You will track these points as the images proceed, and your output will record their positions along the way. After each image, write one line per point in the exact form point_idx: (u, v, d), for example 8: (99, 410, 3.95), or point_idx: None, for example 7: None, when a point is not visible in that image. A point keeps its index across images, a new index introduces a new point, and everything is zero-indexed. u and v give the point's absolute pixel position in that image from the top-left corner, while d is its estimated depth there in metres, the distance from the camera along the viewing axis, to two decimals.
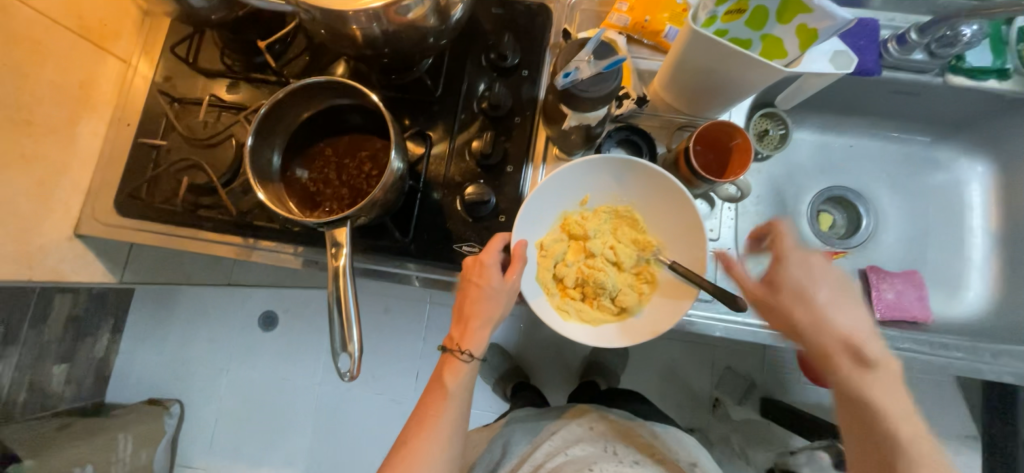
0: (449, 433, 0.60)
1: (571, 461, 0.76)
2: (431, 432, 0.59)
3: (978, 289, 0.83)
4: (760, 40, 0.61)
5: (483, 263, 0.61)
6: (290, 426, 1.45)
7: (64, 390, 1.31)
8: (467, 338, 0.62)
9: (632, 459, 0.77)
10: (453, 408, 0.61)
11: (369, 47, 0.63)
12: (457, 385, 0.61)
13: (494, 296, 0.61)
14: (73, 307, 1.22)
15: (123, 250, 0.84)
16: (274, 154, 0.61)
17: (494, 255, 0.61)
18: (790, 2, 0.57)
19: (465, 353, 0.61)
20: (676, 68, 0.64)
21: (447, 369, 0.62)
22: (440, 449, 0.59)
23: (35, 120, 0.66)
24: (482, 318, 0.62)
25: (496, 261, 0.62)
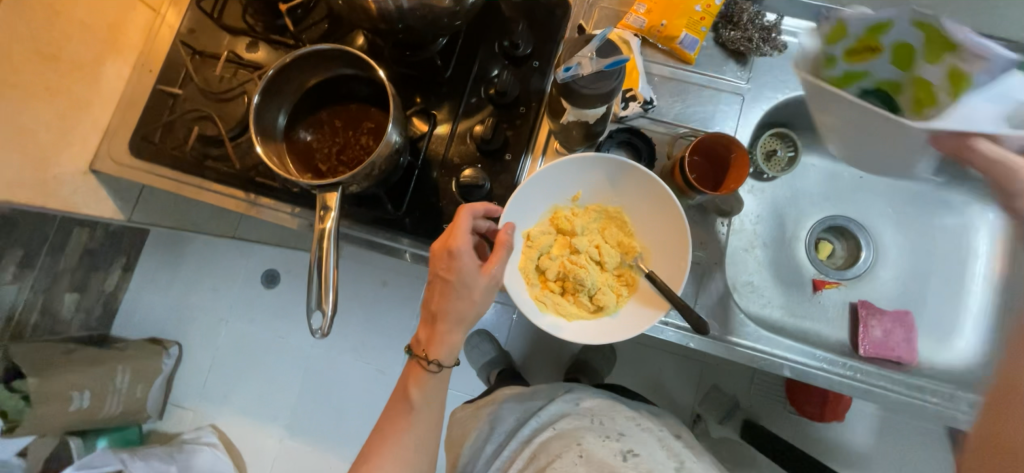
0: (416, 435, 0.62)
1: (557, 437, 0.77)
2: (397, 438, 0.61)
3: (972, 339, 0.81)
4: (908, 80, 0.60)
5: (454, 253, 0.59)
6: (280, 382, 1.50)
7: (72, 318, 1.37)
8: (433, 346, 0.61)
9: (617, 432, 0.78)
10: (417, 411, 0.63)
11: (384, 21, 0.64)
12: (422, 388, 0.62)
13: (465, 290, 0.59)
14: (89, 241, 1.28)
15: (135, 190, 0.87)
16: (281, 115, 0.64)
17: (463, 246, 0.59)
18: (933, 40, 0.57)
19: (432, 362, 0.61)
20: (812, 107, 0.68)
21: (416, 377, 0.63)
22: (407, 448, 0.61)
23: (62, 56, 0.69)
24: (453, 314, 0.60)
25: (466, 250, 0.59)
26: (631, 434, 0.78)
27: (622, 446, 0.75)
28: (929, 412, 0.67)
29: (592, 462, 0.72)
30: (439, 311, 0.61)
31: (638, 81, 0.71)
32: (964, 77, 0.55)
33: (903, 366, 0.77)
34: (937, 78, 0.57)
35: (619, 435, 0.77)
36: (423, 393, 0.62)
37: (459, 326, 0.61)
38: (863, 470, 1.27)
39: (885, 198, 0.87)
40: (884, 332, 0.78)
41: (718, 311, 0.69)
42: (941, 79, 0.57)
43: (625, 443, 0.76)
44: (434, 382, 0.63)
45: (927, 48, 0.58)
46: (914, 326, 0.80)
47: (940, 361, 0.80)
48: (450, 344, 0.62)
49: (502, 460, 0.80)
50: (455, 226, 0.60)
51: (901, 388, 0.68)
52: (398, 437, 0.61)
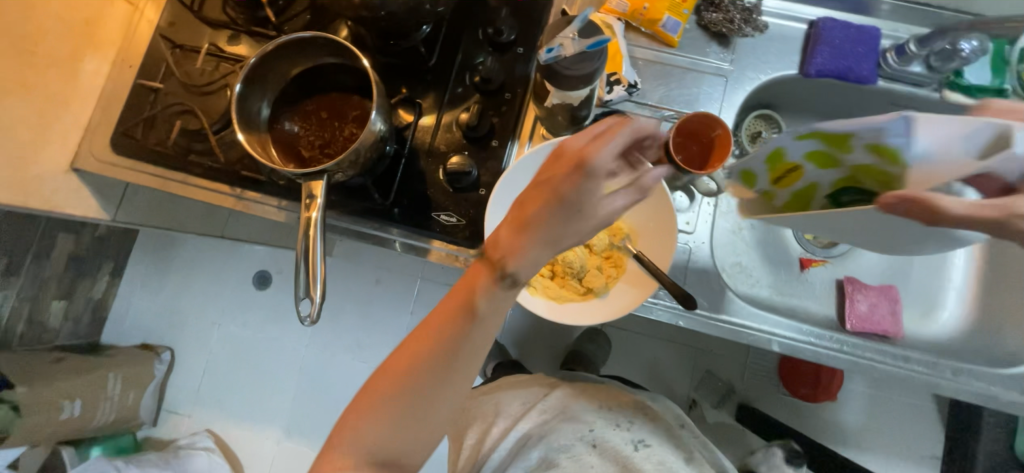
0: (448, 372, 0.47)
1: (570, 421, 0.78)
2: (426, 365, 0.47)
3: (953, 311, 0.82)
4: (847, 166, 0.56)
5: (588, 160, 0.38)
6: (275, 383, 1.49)
7: (61, 326, 1.35)
8: (508, 252, 0.42)
9: (628, 421, 0.80)
10: (457, 340, 0.46)
11: (365, 9, 0.64)
12: (470, 312, 0.45)
13: (578, 211, 0.40)
14: (76, 247, 1.26)
15: (118, 190, 0.86)
16: (264, 105, 0.63)
17: (602, 157, 0.38)
18: (823, 136, 0.55)
19: (504, 277, 0.43)
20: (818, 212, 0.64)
21: (476, 290, 0.44)
22: (433, 384, 0.47)
23: (38, 51, 0.68)
24: (546, 236, 0.41)
25: (605, 166, 0.38)
26: (640, 423, 0.80)
27: (634, 436, 0.78)
28: (916, 380, 0.69)
29: (606, 451, 0.75)
30: (535, 219, 0.41)
31: (622, 65, 0.71)
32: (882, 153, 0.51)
33: (889, 339, 0.78)
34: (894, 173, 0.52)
35: (630, 424, 0.79)
36: (471, 318, 0.45)
37: (550, 250, 0.41)
38: (856, 447, 1.29)
39: None
40: (870, 306, 0.79)
41: (707, 290, 0.70)
42: (893, 171, 0.52)
43: (637, 432, 0.78)
44: (497, 305, 0.45)
45: (814, 160, 0.58)
46: (899, 300, 0.81)
47: (925, 333, 0.82)
48: (530, 260, 0.42)
49: (510, 443, 0.79)
50: (608, 132, 0.39)
51: (888, 359, 0.69)
52: (424, 368, 0.47)
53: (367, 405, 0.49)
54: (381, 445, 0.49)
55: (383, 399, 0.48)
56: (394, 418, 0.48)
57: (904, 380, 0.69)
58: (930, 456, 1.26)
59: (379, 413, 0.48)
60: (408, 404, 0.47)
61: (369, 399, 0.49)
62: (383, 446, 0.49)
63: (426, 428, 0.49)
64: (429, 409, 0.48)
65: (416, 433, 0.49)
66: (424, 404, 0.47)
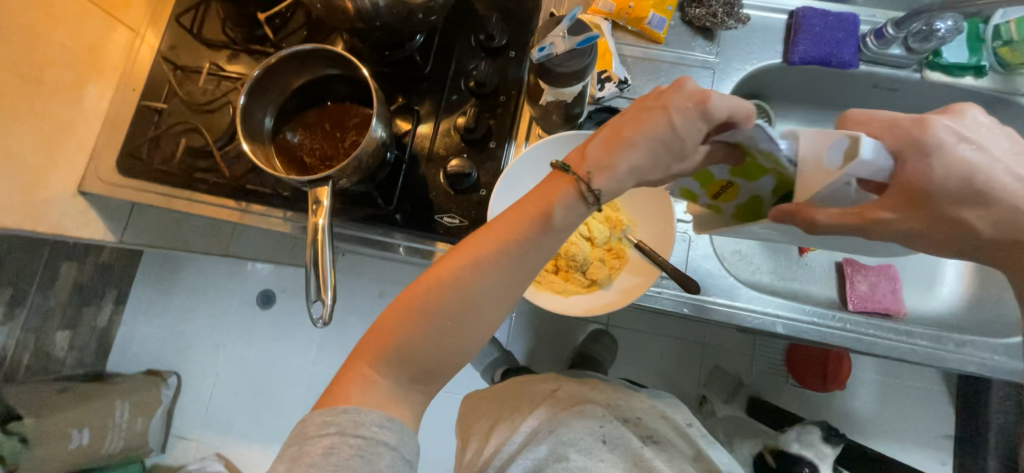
0: (506, 281, 0.49)
1: (580, 414, 0.78)
2: (484, 273, 0.48)
3: (952, 287, 0.83)
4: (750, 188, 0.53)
5: (706, 104, 0.45)
6: (284, 403, 1.49)
7: (67, 356, 1.35)
8: (600, 167, 0.47)
9: (636, 417, 0.81)
10: (523, 251, 0.48)
11: (361, 21, 0.66)
12: (544, 223, 0.48)
13: (670, 147, 0.46)
14: (79, 277, 1.26)
15: (125, 212, 0.88)
16: (267, 117, 0.65)
17: (723, 104, 0.44)
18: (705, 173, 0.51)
19: (591, 190, 0.47)
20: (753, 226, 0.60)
21: (556, 199, 0.48)
22: (489, 294, 0.48)
23: (45, 79, 0.70)
24: (634, 163, 0.47)
25: (721, 112, 0.45)
26: (647, 419, 0.82)
27: (643, 433, 0.79)
28: (920, 355, 0.69)
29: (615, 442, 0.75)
30: (631, 142, 0.47)
31: (611, 63, 0.73)
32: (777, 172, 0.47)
33: (892, 317, 0.79)
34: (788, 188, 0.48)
35: (638, 419, 0.81)
36: (543, 231, 0.48)
37: (635, 174, 0.47)
38: (869, 433, 1.29)
39: None
40: (869, 285, 0.80)
41: (710, 276, 0.71)
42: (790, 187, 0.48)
43: (645, 428, 0.80)
44: (573, 218, 0.49)
45: (741, 174, 0.50)
46: (897, 277, 0.82)
47: (926, 310, 0.83)
48: (617, 176, 0.47)
49: (520, 437, 0.78)
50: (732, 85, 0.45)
51: (893, 334, 0.70)
52: (484, 273, 0.48)
53: (411, 306, 0.49)
54: (414, 354, 0.49)
55: (430, 301, 0.48)
56: (443, 320, 0.48)
57: (910, 355, 0.70)
58: (943, 437, 1.26)
59: (424, 315, 0.48)
60: (460, 311, 0.48)
61: (412, 299, 0.49)
62: (419, 353, 0.49)
63: (468, 338, 0.49)
64: (477, 318, 0.49)
65: (456, 342, 0.49)
66: (475, 312, 0.48)
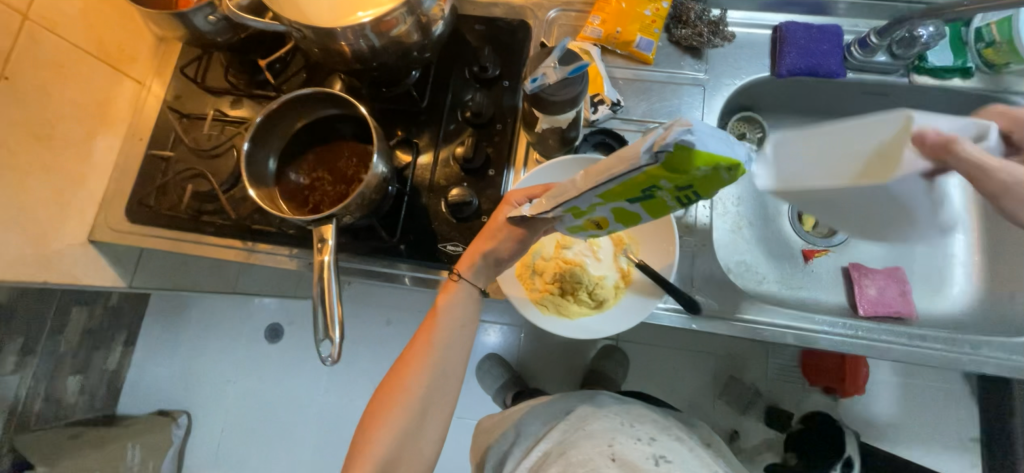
0: (436, 375, 0.61)
1: (589, 436, 0.76)
2: (414, 376, 0.60)
3: (964, 286, 0.83)
4: (616, 215, 0.48)
5: (506, 200, 0.61)
6: (295, 435, 1.47)
7: (77, 401, 1.31)
8: (463, 263, 0.62)
9: (649, 436, 0.77)
10: (441, 348, 0.61)
11: (359, 61, 0.68)
12: (446, 325, 0.62)
13: (491, 229, 0.60)
14: (89, 321, 1.23)
15: (134, 256, 0.89)
16: (270, 160, 0.67)
17: (515, 193, 0.61)
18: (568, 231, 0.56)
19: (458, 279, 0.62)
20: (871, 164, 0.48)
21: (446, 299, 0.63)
22: (426, 390, 0.60)
23: (56, 135, 0.72)
24: (475, 252, 0.61)
25: (517, 199, 0.60)
26: (662, 441, 0.77)
27: (654, 451, 0.74)
28: (939, 359, 0.69)
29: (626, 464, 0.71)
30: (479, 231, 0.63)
31: (603, 86, 0.75)
32: (565, 206, 0.47)
33: (905, 321, 0.78)
34: (595, 200, 0.45)
35: (651, 439, 0.77)
36: (450, 328, 0.62)
37: (487, 257, 0.61)
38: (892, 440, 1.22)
39: None
40: (878, 289, 0.80)
41: (716, 290, 0.70)
42: (597, 198, 0.44)
43: (658, 448, 0.75)
44: (464, 307, 0.63)
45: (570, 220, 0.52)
46: (907, 280, 0.81)
47: (938, 311, 0.82)
48: (477, 269, 0.62)
49: (530, 461, 0.78)
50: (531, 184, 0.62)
51: (902, 339, 0.70)
52: (417, 379, 0.60)
53: (375, 428, 0.59)
54: (388, 458, 0.58)
55: (384, 414, 0.59)
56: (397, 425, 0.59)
57: (925, 359, 0.69)
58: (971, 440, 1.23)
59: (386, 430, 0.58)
60: (406, 414, 0.59)
61: (374, 423, 0.59)
62: (389, 457, 0.58)
63: (427, 429, 0.61)
64: (423, 412, 0.60)
65: (417, 437, 0.60)
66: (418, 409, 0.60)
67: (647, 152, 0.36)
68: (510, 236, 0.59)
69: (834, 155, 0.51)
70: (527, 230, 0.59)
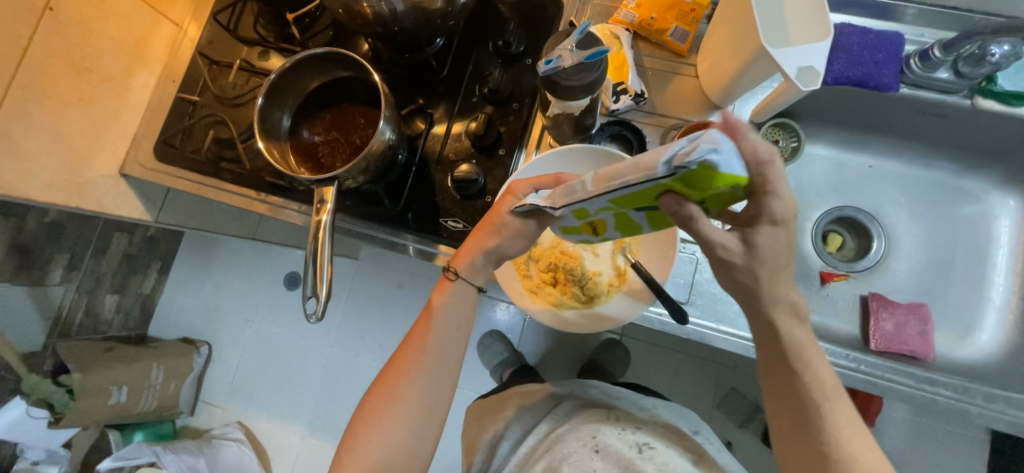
0: (429, 371, 0.60)
1: (572, 431, 0.74)
2: (410, 372, 0.60)
3: (994, 331, 0.76)
4: (617, 222, 0.48)
5: (511, 191, 0.59)
6: (300, 381, 1.50)
7: (113, 318, 1.41)
8: (458, 259, 0.62)
9: (633, 426, 0.75)
10: (434, 344, 0.61)
11: (380, 25, 0.67)
12: (441, 323, 0.62)
13: (495, 225, 0.59)
14: (128, 246, 1.30)
15: (161, 193, 0.94)
16: (284, 116, 0.68)
17: (521, 185, 0.59)
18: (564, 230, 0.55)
19: (454, 275, 0.62)
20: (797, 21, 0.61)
21: (437, 294, 0.63)
22: (419, 388, 0.59)
23: (94, 69, 0.76)
24: (477, 245, 0.60)
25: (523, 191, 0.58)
26: (646, 428, 0.76)
27: (638, 439, 0.72)
28: (947, 407, 0.65)
29: (610, 455, 0.68)
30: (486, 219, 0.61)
31: (628, 74, 0.70)
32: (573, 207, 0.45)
33: (918, 361, 0.72)
34: (604, 203, 0.43)
35: (634, 428, 0.75)
36: (442, 325, 0.61)
37: (485, 253, 0.60)
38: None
39: (897, 188, 0.84)
40: (896, 324, 0.74)
41: (714, 300, 0.68)
42: (607, 201, 0.42)
43: (642, 436, 0.73)
44: (456, 305, 0.62)
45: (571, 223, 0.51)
46: (930, 319, 0.76)
47: (959, 355, 0.76)
48: (474, 264, 0.61)
49: (518, 457, 0.77)
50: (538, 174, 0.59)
51: (911, 381, 0.65)
52: (410, 374, 0.60)
53: (370, 424, 0.59)
54: (382, 455, 0.57)
55: (378, 411, 0.59)
56: (389, 422, 0.58)
57: (931, 405, 0.65)
58: None
59: (380, 425, 0.58)
60: (402, 413, 0.59)
61: (369, 419, 0.59)
62: (383, 455, 0.57)
63: (422, 430, 0.59)
64: (414, 408, 0.59)
65: (412, 439, 0.59)
66: (413, 408, 0.59)
67: (663, 165, 0.35)
68: (514, 231, 0.58)
69: (788, 10, 0.62)
70: (534, 225, 0.58)
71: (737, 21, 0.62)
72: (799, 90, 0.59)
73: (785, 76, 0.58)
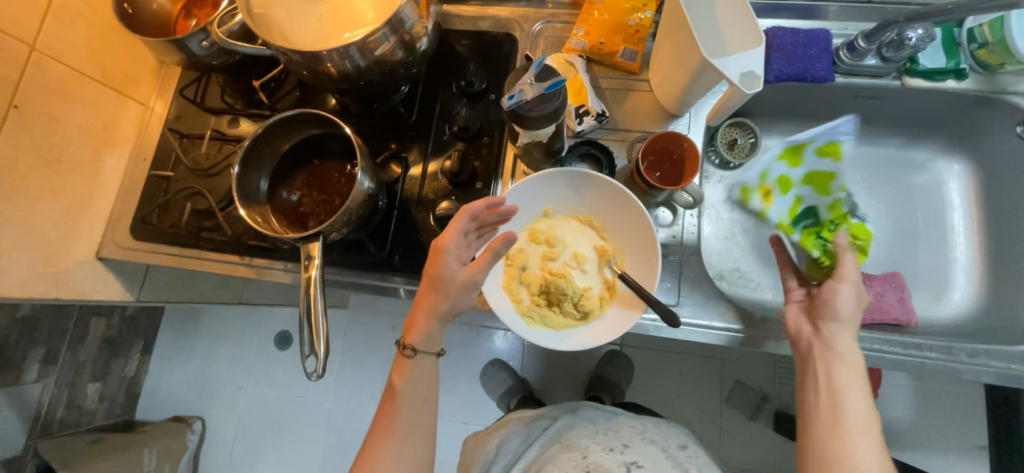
0: (404, 436, 0.61)
1: (564, 449, 0.75)
2: (385, 443, 0.60)
3: (964, 290, 0.81)
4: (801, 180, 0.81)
5: (439, 249, 0.61)
6: (303, 442, 1.45)
7: (97, 407, 1.34)
8: (411, 332, 0.62)
9: (622, 444, 0.76)
10: (403, 411, 0.61)
11: (346, 81, 0.70)
12: (403, 391, 0.62)
13: (444, 286, 0.62)
14: (108, 329, 1.27)
15: (141, 271, 0.93)
16: (261, 180, 0.69)
17: (447, 240, 0.61)
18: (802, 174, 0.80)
19: (409, 348, 0.62)
20: (731, 32, 0.67)
21: (395, 367, 0.63)
22: (396, 456, 0.60)
23: (63, 158, 0.76)
24: (426, 311, 0.62)
25: (451, 246, 0.61)
26: (635, 447, 0.76)
27: (626, 458, 0.73)
28: (935, 368, 0.68)
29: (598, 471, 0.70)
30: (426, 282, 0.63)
31: (587, 97, 0.74)
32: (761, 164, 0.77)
33: (902, 328, 0.75)
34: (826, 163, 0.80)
35: (623, 447, 0.76)
36: (404, 393, 0.62)
37: (439, 315, 0.62)
38: (913, 445, 1.07)
39: (853, 167, 0.89)
40: (875, 295, 0.77)
41: (704, 298, 0.70)
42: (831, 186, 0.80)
43: (630, 454, 0.74)
44: (413, 374, 0.62)
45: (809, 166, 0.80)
46: (906, 286, 0.80)
47: (937, 317, 0.80)
48: (426, 330, 0.62)
49: None
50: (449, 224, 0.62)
51: (898, 348, 0.68)
52: (384, 446, 0.60)
53: None
54: None
55: None
56: None
57: (921, 369, 0.68)
58: None
59: None
60: None
61: None
62: None
63: None
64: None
65: None
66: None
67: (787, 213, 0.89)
68: (461, 287, 0.62)
69: (722, 22, 0.67)
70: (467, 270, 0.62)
71: (677, 38, 0.67)
72: (744, 94, 0.64)
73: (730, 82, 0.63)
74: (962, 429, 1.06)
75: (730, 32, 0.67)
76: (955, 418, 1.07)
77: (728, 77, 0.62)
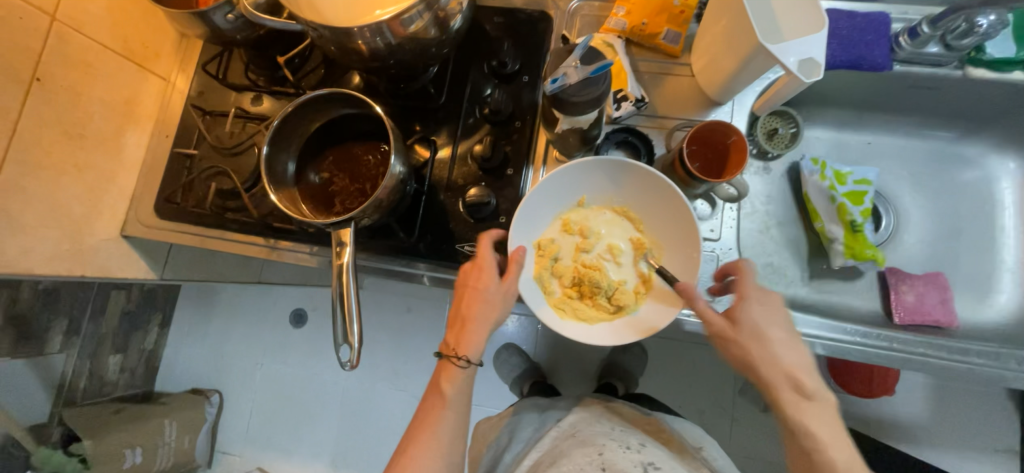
0: (445, 436, 0.61)
1: (580, 445, 0.73)
2: (426, 445, 0.60)
3: (1011, 293, 0.78)
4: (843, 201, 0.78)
5: (480, 265, 0.63)
6: (318, 418, 1.47)
7: (118, 378, 1.37)
8: (464, 344, 0.62)
9: (639, 444, 0.73)
10: (447, 416, 0.61)
11: (376, 60, 0.67)
12: (448, 395, 0.62)
13: (491, 298, 0.62)
14: (127, 303, 1.28)
15: (163, 249, 0.93)
16: (289, 161, 0.67)
17: (486, 255, 0.63)
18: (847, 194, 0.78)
19: (463, 359, 0.61)
20: (786, 16, 0.63)
21: (443, 376, 0.63)
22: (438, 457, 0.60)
23: (86, 133, 0.74)
24: (477, 321, 0.62)
25: (491, 261, 0.63)
26: (651, 447, 0.73)
27: (643, 459, 0.70)
28: (981, 374, 0.66)
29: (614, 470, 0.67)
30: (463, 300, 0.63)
31: (626, 81, 0.71)
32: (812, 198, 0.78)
33: (942, 329, 0.75)
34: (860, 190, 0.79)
35: (640, 446, 0.73)
36: (451, 398, 0.62)
37: (487, 325, 0.62)
38: (934, 445, 1.06)
39: (899, 161, 0.85)
40: (917, 296, 0.76)
41: None
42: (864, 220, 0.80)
43: (647, 454, 0.71)
44: (460, 383, 0.62)
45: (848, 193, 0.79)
46: (948, 287, 0.77)
47: (980, 320, 0.78)
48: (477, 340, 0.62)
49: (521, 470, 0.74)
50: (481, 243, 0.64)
51: (944, 353, 0.66)
52: (424, 448, 0.60)
53: None
54: None
55: None
56: None
57: (966, 375, 0.66)
58: None
59: None
60: None
61: None
62: None
63: None
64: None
65: None
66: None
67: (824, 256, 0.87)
68: (500, 290, 0.62)
69: (779, 6, 0.63)
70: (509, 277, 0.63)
71: (729, 21, 0.63)
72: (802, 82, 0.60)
73: (786, 70, 0.59)
74: (987, 430, 1.05)
75: (786, 15, 0.63)
76: (980, 419, 1.05)
77: (784, 64, 0.58)
